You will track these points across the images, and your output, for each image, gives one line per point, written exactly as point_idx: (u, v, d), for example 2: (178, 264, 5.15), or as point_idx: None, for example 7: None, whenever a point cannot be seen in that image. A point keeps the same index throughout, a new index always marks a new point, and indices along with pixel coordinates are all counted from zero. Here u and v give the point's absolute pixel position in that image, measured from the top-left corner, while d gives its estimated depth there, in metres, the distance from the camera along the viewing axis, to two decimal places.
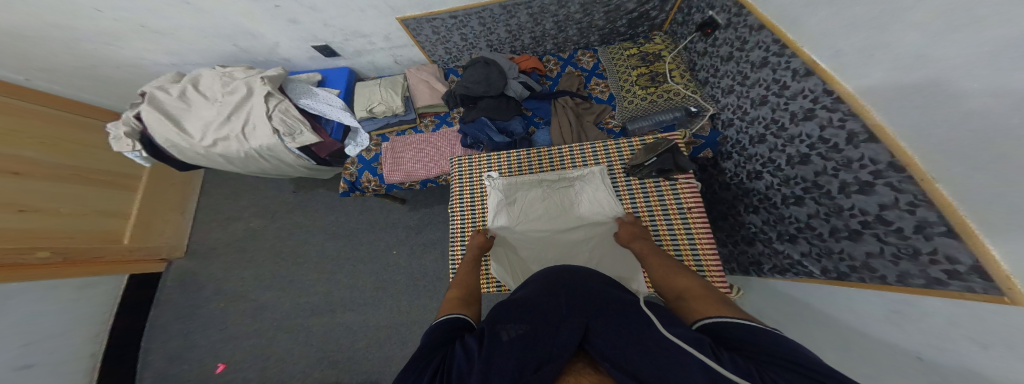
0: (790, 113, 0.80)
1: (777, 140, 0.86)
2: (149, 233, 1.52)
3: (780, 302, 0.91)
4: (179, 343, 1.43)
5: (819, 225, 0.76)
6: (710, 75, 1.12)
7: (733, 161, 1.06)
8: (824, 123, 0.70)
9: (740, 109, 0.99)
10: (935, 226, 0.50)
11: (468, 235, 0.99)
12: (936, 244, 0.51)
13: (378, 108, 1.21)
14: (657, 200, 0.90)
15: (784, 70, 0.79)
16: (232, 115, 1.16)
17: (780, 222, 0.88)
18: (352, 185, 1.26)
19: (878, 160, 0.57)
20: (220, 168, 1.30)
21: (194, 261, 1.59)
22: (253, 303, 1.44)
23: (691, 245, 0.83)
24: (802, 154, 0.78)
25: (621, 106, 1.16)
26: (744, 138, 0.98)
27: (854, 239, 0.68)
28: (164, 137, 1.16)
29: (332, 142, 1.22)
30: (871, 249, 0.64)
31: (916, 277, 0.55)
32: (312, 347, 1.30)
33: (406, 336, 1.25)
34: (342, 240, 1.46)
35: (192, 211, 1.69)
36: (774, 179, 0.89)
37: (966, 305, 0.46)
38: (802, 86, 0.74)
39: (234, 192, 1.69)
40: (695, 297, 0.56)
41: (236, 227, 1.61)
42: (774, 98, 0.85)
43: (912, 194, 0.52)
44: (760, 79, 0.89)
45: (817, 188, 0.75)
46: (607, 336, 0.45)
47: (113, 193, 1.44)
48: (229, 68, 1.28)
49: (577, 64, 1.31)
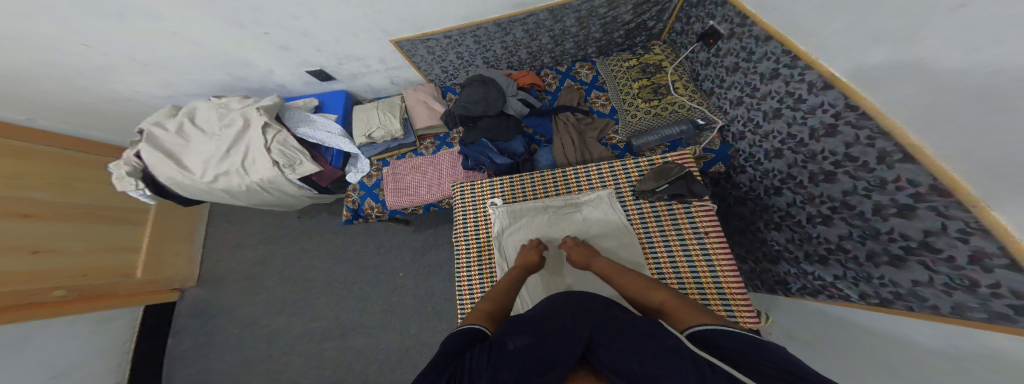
0: (809, 128, 0.75)
1: (796, 155, 0.81)
2: (160, 264, 1.54)
3: (811, 324, 0.86)
4: (197, 369, 1.45)
5: (853, 248, 0.71)
6: (716, 86, 1.06)
7: (748, 176, 1.01)
8: (849, 141, 0.64)
9: (752, 122, 0.93)
10: (994, 258, 0.45)
11: (474, 268, 0.96)
12: (998, 278, 0.45)
13: (378, 134, 1.19)
14: (670, 224, 0.86)
15: (798, 82, 0.74)
16: (231, 149, 1.14)
17: (808, 242, 0.83)
18: (354, 213, 1.25)
19: (917, 182, 0.52)
20: (224, 201, 1.30)
21: (206, 289, 1.61)
22: (266, 329, 1.45)
23: (711, 274, 0.78)
24: (826, 172, 0.73)
25: (625, 120, 1.11)
26: (759, 152, 0.93)
27: (896, 265, 0.62)
28: (166, 175, 1.15)
29: (333, 170, 1.20)
30: (917, 277, 0.58)
31: (976, 310, 0.49)
32: (326, 373, 1.30)
33: (417, 360, 1.25)
34: (350, 264, 1.47)
35: (202, 238, 1.71)
36: (796, 197, 0.84)
37: None
38: (821, 100, 0.69)
39: (242, 219, 1.71)
40: (676, 311, 0.56)
41: (245, 254, 1.63)
42: (789, 111, 0.79)
43: (964, 221, 0.47)
44: (771, 91, 0.84)
45: (847, 208, 0.70)
46: (609, 346, 0.46)
47: (120, 226, 1.45)
48: (225, 99, 1.27)
49: (575, 77, 1.26)
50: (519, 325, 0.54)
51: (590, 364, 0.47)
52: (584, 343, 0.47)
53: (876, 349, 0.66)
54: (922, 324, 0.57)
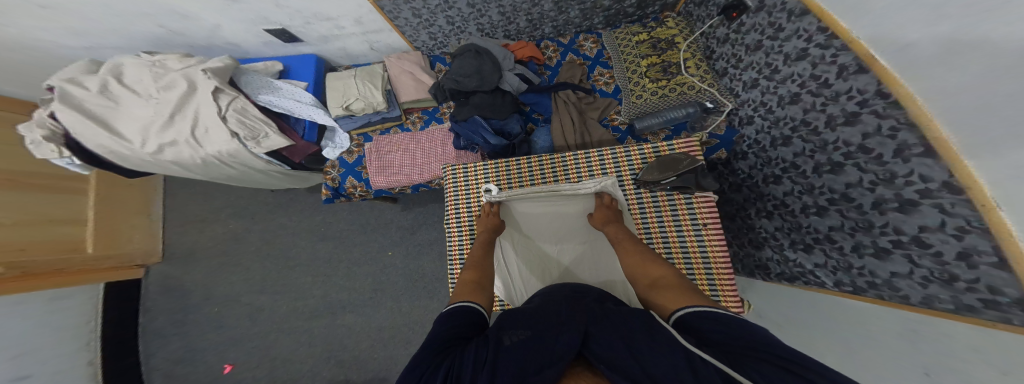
0: (829, 116, 0.73)
1: (806, 144, 0.80)
2: (116, 239, 1.40)
3: (781, 303, 0.96)
4: (179, 345, 1.42)
5: (842, 238, 0.75)
6: (730, 67, 1.02)
7: (749, 163, 1.02)
8: (868, 131, 0.63)
9: (764, 106, 0.91)
10: (983, 255, 0.47)
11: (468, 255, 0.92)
12: (979, 273, 0.48)
13: (357, 105, 1.06)
14: (669, 214, 0.86)
15: (828, 64, 0.70)
16: (175, 115, 0.97)
17: (797, 231, 0.88)
18: (335, 192, 1.15)
19: (932, 178, 0.53)
20: (177, 174, 1.15)
21: (174, 266, 1.51)
22: (249, 307, 1.42)
23: (705, 266, 0.81)
24: (835, 163, 0.73)
25: (628, 101, 1.05)
26: (766, 139, 0.93)
27: (881, 257, 0.66)
28: (96, 143, 0.96)
29: (307, 145, 1.08)
30: (898, 269, 0.63)
31: (945, 302, 0.54)
32: (318, 348, 1.32)
33: (410, 336, 1.28)
34: (334, 242, 1.43)
35: (161, 211, 1.56)
36: (795, 186, 0.86)
37: (997, 336, 0.45)
38: (850, 85, 0.66)
39: (206, 193, 1.57)
40: (669, 285, 0.58)
41: (215, 230, 1.52)
42: (810, 97, 0.77)
43: (966, 218, 0.48)
44: (794, 74, 0.80)
45: (847, 200, 0.72)
46: (607, 341, 0.43)
47: (56, 198, 1.26)
48: (160, 55, 1.07)
49: (579, 51, 1.15)
50: (517, 317, 0.52)
51: (586, 359, 0.44)
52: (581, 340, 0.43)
53: (834, 329, 0.75)
54: (890, 311, 0.63)
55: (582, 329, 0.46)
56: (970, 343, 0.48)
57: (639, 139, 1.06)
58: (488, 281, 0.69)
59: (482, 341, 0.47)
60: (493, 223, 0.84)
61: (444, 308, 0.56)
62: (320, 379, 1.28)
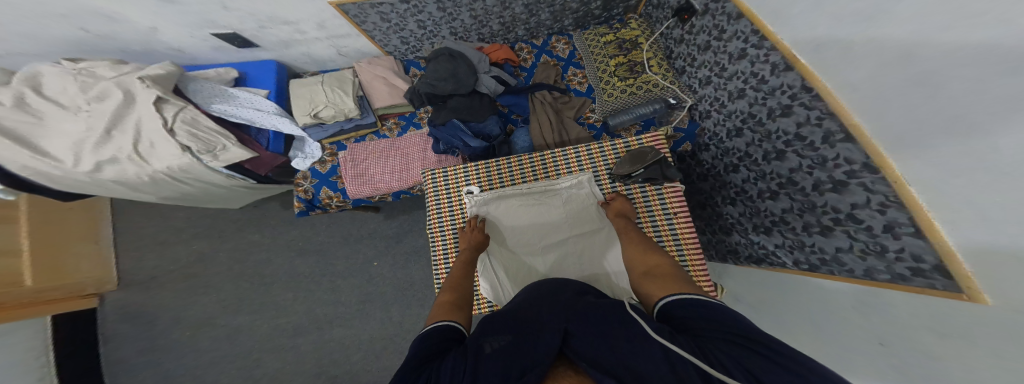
0: (769, 108, 0.77)
1: (754, 134, 0.84)
2: (62, 268, 1.26)
3: (754, 284, 1.03)
4: (150, 376, 1.32)
5: (793, 219, 0.80)
6: (688, 65, 1.03)
7: (710, 153, 1.04)
8: (801, 121, 0.68)
9: (718, 101, 0.94)
10: (904, 227, 0.52)
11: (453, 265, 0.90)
12: (903, 243, 0.54)
13: (326, 113, 0.99)
14: (644, 207, 0.87)
15: (762, 63, 0.75)
16: (112, 129, 0.86)
17: (757, 215, 0.91)
18: (309, 204, 1.08)
19: (853, 160, 0.58)
20: (123, 194, 1.04)
21: (135, 292, 1.40)
22: (226, 329, 1.35)
23: (679, 254, 0.83)
24: (778, 150, 0.77)
25: (601, 99, 1.04)
26: (722, 130, 0.95)
27: (826, 234, 0.72)
28: (19, 163, 0.84)
29: (271, 156, 1.01)
30: (841, 244, 0.68)
31: (883, 272, 0.60)
32: (306, 366, 1.28)
33: (403, 345, 1.27)
34: (315, 256, 1.38)
35: (110, 236, 1.42)
36: (751, 174, 0.89)
37: (927, 301, 0.51)
38: (781, 82, 0.71)
39: (163, 211, 1.45)
40: (661, 274, 0.60)
41: (178, 250, 1.41)
42: (752, 92, 0.81)
43: (884, 195, 0.54)
44: (739, 72, 0.83)
45: (792, 184, 0.77)
46: (586, 337, 0.45)
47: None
48: (87, 63, 0.94)
49: (552, 53, 1.13)
50: (497, 322, 0.52)
51: (568, 357, 0.45)
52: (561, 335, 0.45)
53: (801, 307, 0.82)
54: (841, 283, 0.70)
55: (563, 327, 0.47)
56: (909, 310, 0.55)
57: (615, 135, 1.05)
58: (468, 300, 0.66)
59: (457, 354, 0.45)
60: (476, 237, 0.82)
61: (423, 329, 0.54)
62: None
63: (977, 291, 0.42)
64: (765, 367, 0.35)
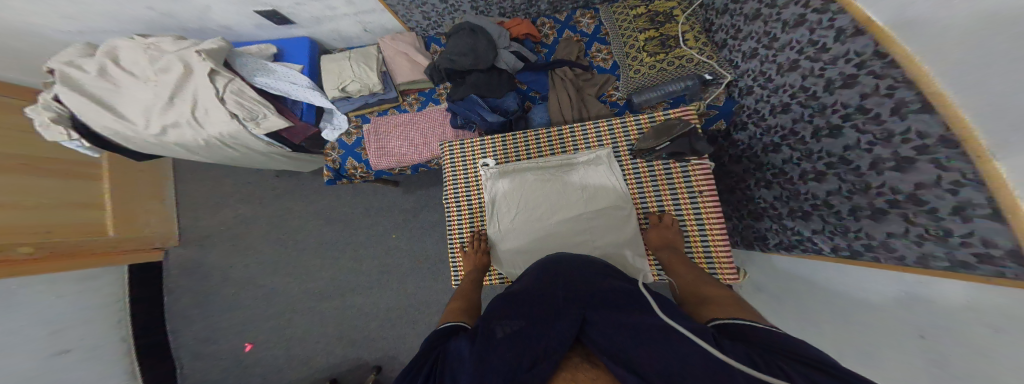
0: (826, 79, 0.69)
1: (804, 109, 0.76)
2: (135, 222, 1.46)
3: (783, 277, 0.96)
4: (200, 325, 1.51)
5: (838, 202, 0.73)
6: (730, 37, 0.95)
7: (748, 133, 0.96)
8: (867, 91, 0.60)
9: (763, 76, 0.86)
10: (977, 208, 0.46)
11: (467, 232, 0.94)
12: (973, 226, 0.47)
13: (353, 87, 1.05)
14: (665, 184, 0.84)
15: (826, 29, 0.66)
16: (174, 97, 0.99)
17: (795, 199, 0.84)
18: (336, 173, 1.15)
19: (927, 133, 0.50)
20: (181, 156, 1.18)
21: (190, 249, 1.58)
22: (262, 289, 1.50)
23: (700, 232, 0.80)
24: (832, 126, 0.70)
25: (626, 76, 1.01)
26: (765, 107, 0.87)
27: (876, 218, 0.65)
28: (101, 125, 0.98)
29: (304, 125, 1.09)
30: (894, 230, 0.61)
31: (939, 260, 0.54)
32: (329, 328, 1.40)
33: (415, 316, 1.34)
34: (341, 226, 1.48)
35: (172, 196, 1.61)
36: (794, 154, 0.82)
37: (992, 291, 0.45)
38: (847, 48, 0.62)
39: (213, 179, 1.63)
40: (718, 302, 0.56)
41: (225, 213, 1.58)
42: (808, 62, 0.72)
43: (960, 172, 0.47)
44: (794, 40, 0.75)
45: (844, 163, 0.69)
46: (605, 330, 0.44)
47: (56, 184, 1.28)
48: (155, 38, 1.07)
49: (576, 28, 1.11)
50: (505, 306, 0.53)
51: (584, 347, 0.44)
52: (578, 322, 0.45)
53: (838, 301, 0.75)
54: (885, 271, 0.63)
55: (580, 314, 0.47)
56: (962, 299, 0.49)
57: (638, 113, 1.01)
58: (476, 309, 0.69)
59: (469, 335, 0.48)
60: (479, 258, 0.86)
61: (439, 325, 0.58)
62: (332, 357, 1.36)
63: None
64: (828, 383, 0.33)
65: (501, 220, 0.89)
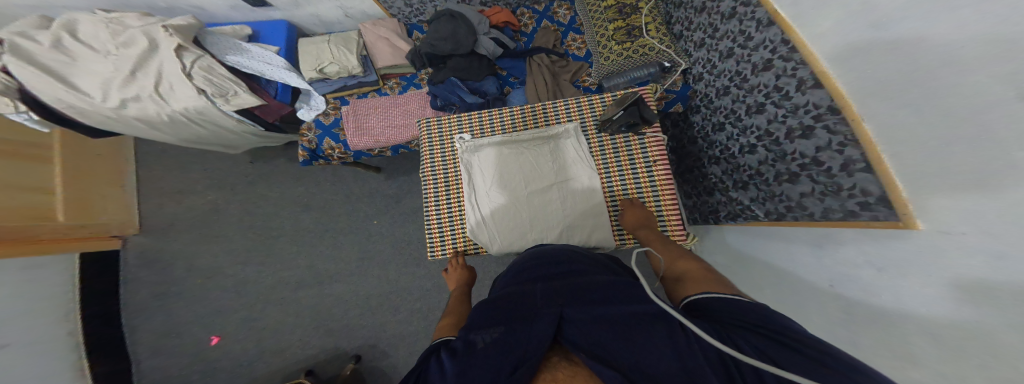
0: (752, 64, 0.78)
1: (739, 91, 0.84)
2: (90, 208, 1.36)
3: (732, 251, 1.05)
4: (162, 319, 1.43)
5: (767, 171, 0.80)
6: (686, 30, 1.02)
7: (701, 115, 1.04)
8: (779, 73, 0.69)
9: (709, 63, 0.94)
10: (857, 164, 0.54)
11: (443, 205, 0.95)
12: (855, 180, 0.55)
13: (331, 69, 1.04)
14: (626, 156, 0.90)
15: (748, 20, 0.76)
16: (135, 71, 0.96)
17: (737, 172, 0.91)
18: (313, 153, 1.14)
19: (820, 105, 0.60)
20: (144, 133, 1.14)
21: (152, 238, 1.51)
22: (234, 277, 1.44)
23: (655, 200, 0.88)
24: (758, 103, 0.78)
25: (598, 63, 1.06)
26: (712, 91, 0.95)
27: (793, 181, 0.72)
28: (54, 97, 0.93)
29: (280, 105, 1.08)
30: (805, 189, 0.69)
31: (836, 212, 0.61)
32: (305, 316, 1.37)
33: (396, 302, 1.34)
34: (319, 212, 1.46)
35: (135, 182, 1.54)
36: (734, 130, 0.89)
37: (873, 233, 0.52)
38: (763, 37, 0.73)
39: (182, 163, 1.57)
40: (693, 278, 0.60)
41: (194, 200, 1.52)
42: (739, 50, 0.81)
43: (844, 135, 0.56)
44: (728, 31, 0.84)
45: (768, 136, 0.77)
46: (580, 325, 0.45)
47: (13, 164, 1.19)
48: (117, 13, 1.03)
49: (553, 18, 1.17)
50: (484, 312, 0.53)
51: (562, 346, 0.45)
52: (557, 319, 0.45)
53: (772, 264, 0.83)
54: (806, 227, 0.71)
55: (558, 312, 0.48)
56: (854, 242, 0.57)
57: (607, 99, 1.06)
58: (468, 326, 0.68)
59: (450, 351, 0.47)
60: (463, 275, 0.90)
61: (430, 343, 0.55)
62: (308, 346, 1.33)
63: (913, 219, 0.44)
64: (797, 362, 0.33)
65: (473, 195, 0.91)
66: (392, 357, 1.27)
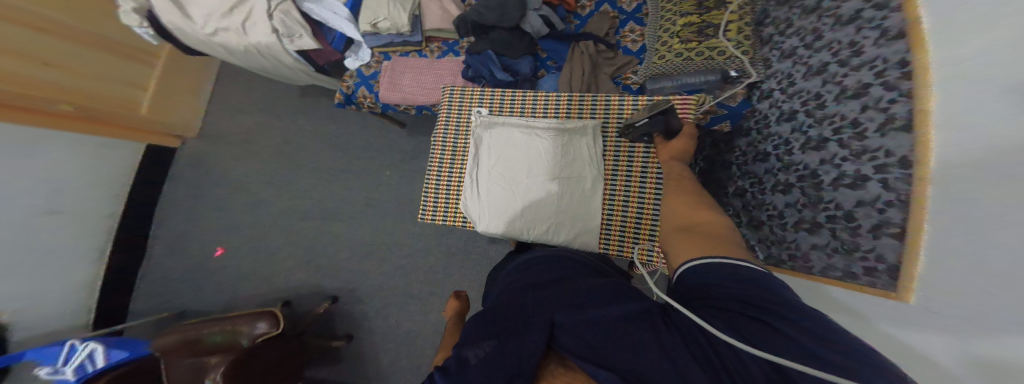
0: (841, 88, 0.56)
1: (804, 119, 0.64)
2: (167, 108, 1.57)
3: None
4: (187, 220, 1.58)
5: (790, 216, 0.67)
6: (774, 32, 0.77)
7: (745, 139, 0.81)
8: (868, 104, 0.50)
9: (787, 78, 0.70)
10: (891, 227, 0.47)
11: (446, 179, 0.89)
12: (877, 243, 0.49)
13: (383, 24, 1.10)
14: (640, 162, 0.79)
15: (874, 20, 0.51)
16: (233, 8, 1.05)
17: (756, 209, 0.76)
18: (347, 98, 1.22)
19: (894, 153, 0.46)
20: (224, 57, 1.26)
21: (206, 142, 1.68)
22: (253, 196, 1.55)
23: (654, 213, 0.78)
24: (820, 139, 0.60)
25: (649, 61, 0.95)
26: (774, 113, 0.73)
27: (811, 231, 0.62)
28: (168, 19, 1.08)
29: (332, 51, 1.17)
30: (818, 242, 0.61)
31: (836, 270, 0.57)
32: (301, 248, 1.44)
33: (385, 255, 1.39)
34: (341, 153, 1.54)
35: (207, 96, 1.73)
36: (773, 165, 0.71)
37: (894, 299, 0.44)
38: (881, 49, 0.49)
39: (247, 86, 1.74)
40: (704, 231, 0.55)
41: (245, 120, 1.68)
42: (836, 63, 0.57)
43: (897, 192, 0.46)
44: (835, 40, 0.58)
45: (810, 179, 0.62)
46: (574, 331, 0.39)
47: (122, 62, 1.43)
48: None
49: (615, 4, 1.09)
50: (477, 326, 0.47)
51: (557, 353, 0.39)
52: (549, 328, 0.39)
53: None
54: (797, 277, 0.65)
55: (549, 319, 0.42)
56: (841, 302, 0.54)
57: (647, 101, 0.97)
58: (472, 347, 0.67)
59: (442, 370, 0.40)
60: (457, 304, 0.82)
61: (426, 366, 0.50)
62: (294, 278, 1.41)
63: (905, 297, 0.42)
64: (774, 342, 0.31)
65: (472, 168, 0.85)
66: (364, 306, 1.34)
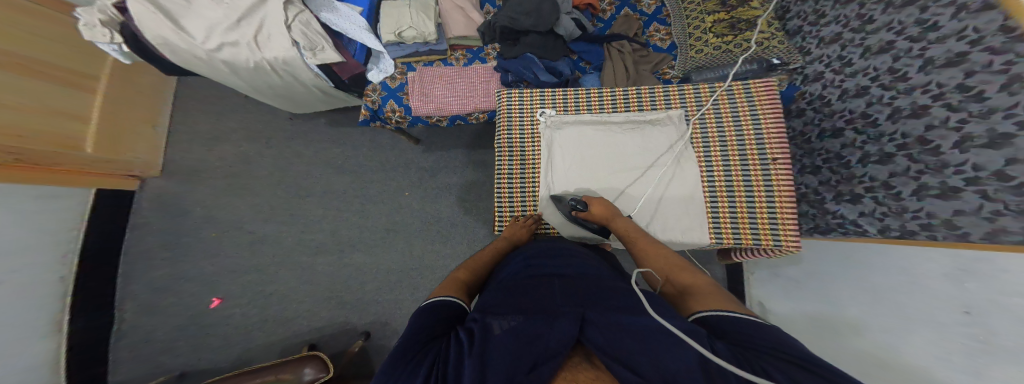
0: (927, 59, 0.58)
1: (883, 92, 0.66)
2: (119, 144, 1.31)
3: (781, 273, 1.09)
4: (165, 273, 1.34)
5: (902, 185, 0.64)
6: (808, 23, 0.88)
7: (804, 119, 0.89)
8: (972, 70, 0.51)
9: (840, 61, 0.77)
10: None
11: (517, 188, 0.86)
12: None
13: (408, 33, 1.06)
14: (736, 149, 0.78)
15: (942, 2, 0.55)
16: (242, 19, 0.93)
17: (847, 182, 0.75)
18: (374, 114, 1.15)
19: None
20: (221, 78, 1.10)
21: (174, 182, 1.45)
22: (252, 235, 1.37)
23: (767, 198, 0.74)
24: (917, 106, 0.60)
25: (685, 55, 0.98)
26: (833, 92, 0.79)
27: (945, 196, 0.56)
28: (157, 34, 0.91)
29: (355, 64, 1.08)
30: (964, 206, 0.53)
31: (1012, 233, 0.47)
32: (319, 288, 1.29)
33: (417, 281, 1.27)
34: (350, 177, 1.42)
35: (167, 123, 1.51)
36: (858, 136, 0.73)
37: None
38: (962, 25, 0.52)
39: (221, 112, 1.55)
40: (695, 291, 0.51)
41: (225, 150, 1.49)
42: (904, 42, 0.62)
43: None
44: (894, 21, 0.64)
45: (920, 144, 0.60)
46: (602, 327, 0.39)
47: (64, 90, 1.18)
48: None
49: (635, 7, 1.12)
50: (501, 300, 0.47)
51: (584, 348, 0.39)
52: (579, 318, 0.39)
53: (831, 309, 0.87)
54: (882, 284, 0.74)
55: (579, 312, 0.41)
56: (928, 300, 0.63)
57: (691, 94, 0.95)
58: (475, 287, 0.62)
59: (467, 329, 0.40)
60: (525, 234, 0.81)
61: (423, 301, 0.49)
62: (317, 319, 1.25)
63: None
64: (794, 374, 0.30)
65: (547, 174, 0.84)
66: None
